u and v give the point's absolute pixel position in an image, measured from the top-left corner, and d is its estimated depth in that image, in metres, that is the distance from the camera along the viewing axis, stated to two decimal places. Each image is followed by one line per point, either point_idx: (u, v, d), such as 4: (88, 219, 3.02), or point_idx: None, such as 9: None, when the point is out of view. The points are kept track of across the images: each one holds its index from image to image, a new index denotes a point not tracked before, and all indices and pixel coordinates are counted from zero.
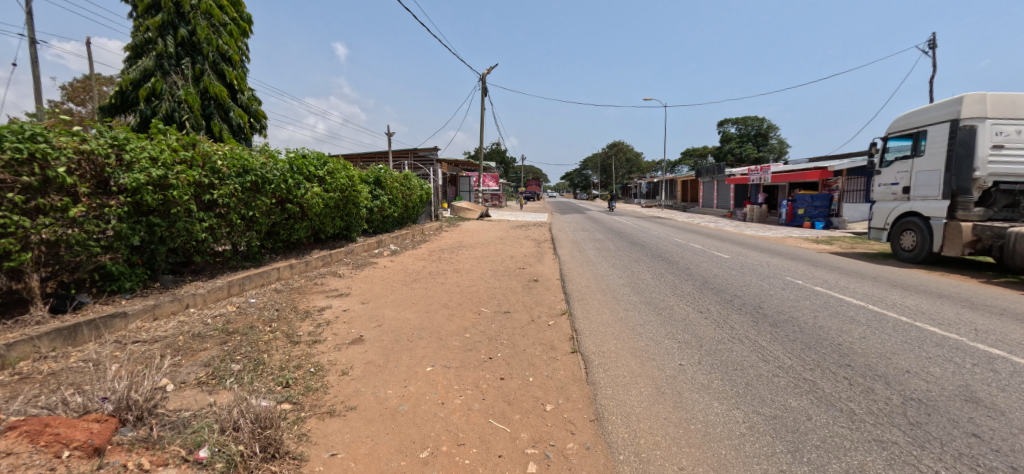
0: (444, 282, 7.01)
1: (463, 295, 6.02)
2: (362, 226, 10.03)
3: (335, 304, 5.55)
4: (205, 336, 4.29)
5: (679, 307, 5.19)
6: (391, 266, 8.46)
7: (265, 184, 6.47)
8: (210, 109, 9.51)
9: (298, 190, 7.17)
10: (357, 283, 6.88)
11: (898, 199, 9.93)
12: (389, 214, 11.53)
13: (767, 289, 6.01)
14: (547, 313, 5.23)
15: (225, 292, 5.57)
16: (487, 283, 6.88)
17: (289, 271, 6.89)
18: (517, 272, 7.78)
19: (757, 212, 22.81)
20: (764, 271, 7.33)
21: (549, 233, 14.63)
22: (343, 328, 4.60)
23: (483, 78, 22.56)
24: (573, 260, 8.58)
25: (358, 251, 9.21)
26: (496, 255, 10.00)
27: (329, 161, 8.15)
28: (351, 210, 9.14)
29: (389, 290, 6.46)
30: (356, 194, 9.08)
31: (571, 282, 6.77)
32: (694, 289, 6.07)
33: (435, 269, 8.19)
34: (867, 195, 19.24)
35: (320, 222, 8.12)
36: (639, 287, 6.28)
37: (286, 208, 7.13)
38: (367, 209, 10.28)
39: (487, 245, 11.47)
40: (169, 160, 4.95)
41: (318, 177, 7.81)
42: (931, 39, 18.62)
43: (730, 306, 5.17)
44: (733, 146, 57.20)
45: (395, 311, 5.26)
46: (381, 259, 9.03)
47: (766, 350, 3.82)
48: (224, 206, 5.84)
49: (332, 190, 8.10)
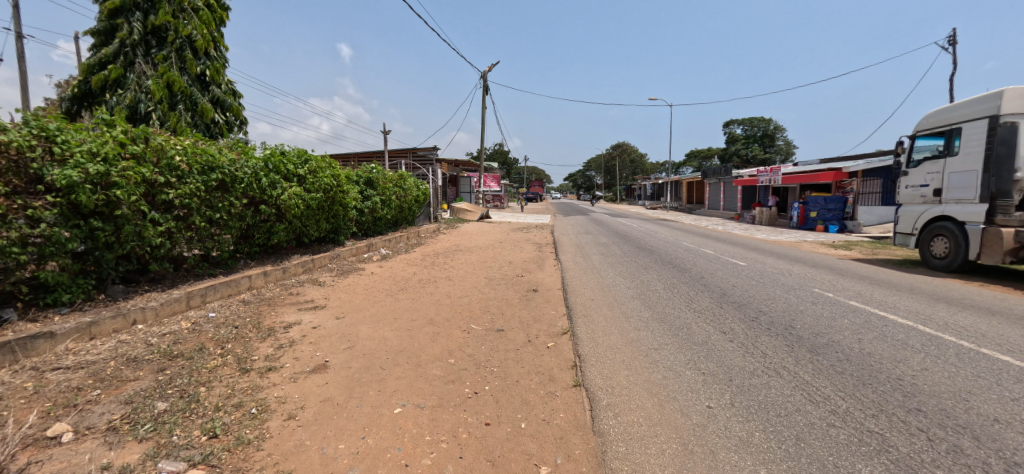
0: (434, 292, 6.34)
1: (452, 309, 5.35)
2: (350, 228, 9.38)
3: (305, 319, 4.89)
4: (143, 360, 3.66)
5: (698, 326, 4.50)
6: (379, 272, 7.81)
7: (234, 184, 5.84)
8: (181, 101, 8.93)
9: (273, 190, 6.53)
10: (338, 293, 6.22)
11: (928, 202, 9.20)
12: (381, 216, 10.88)
13: (795, 304, 5.32)
14: (546, 332, 4.55)
15: (183, 305, 4.93)
16: (480, 294, 6.21)
17: (263, 279, 6.24)
18: (515, 280, 7.10)
19: (767, 214, 22.08)
20: (787, 282, 6.63)
21: (551, 236, 13.95)
22: (307, 351, 3.94)
23: (483, 76, 21.95)
24: (577, 267, 7.90)
25: (345, 256, 8.58)
26: (494, 260, 9.32)
27: (312, 157, 7.49)
28: (337, 212, 8.50)
29: (372, 301, 5.80)
30: (342, 194, 8.43)
31: (574, 293, 6.09)
32: (712, 303, 5.38)
33: (426, 276, 7.53)
34: (882, 198, 18.18)
35: (301, 224, 7.48)
36: (650, 300, 5.59)
37: (261, 210, 6.50)
38: (357, 210, 9.64)
39: (484, 250, 10.80)
40: (113, 155, 4.32)
41: (298, 176, 7.18)
42: (951, 35, 17.84)
43: (756, 327, 4.48)
44: (739, 147, 56.41)
45: (372, 328, 4.59)
46: (369, 265, 8.37)
47: (812, 387, 3.13)
48: (184, 208, 5.21)
49: (314, 190, 7.45)
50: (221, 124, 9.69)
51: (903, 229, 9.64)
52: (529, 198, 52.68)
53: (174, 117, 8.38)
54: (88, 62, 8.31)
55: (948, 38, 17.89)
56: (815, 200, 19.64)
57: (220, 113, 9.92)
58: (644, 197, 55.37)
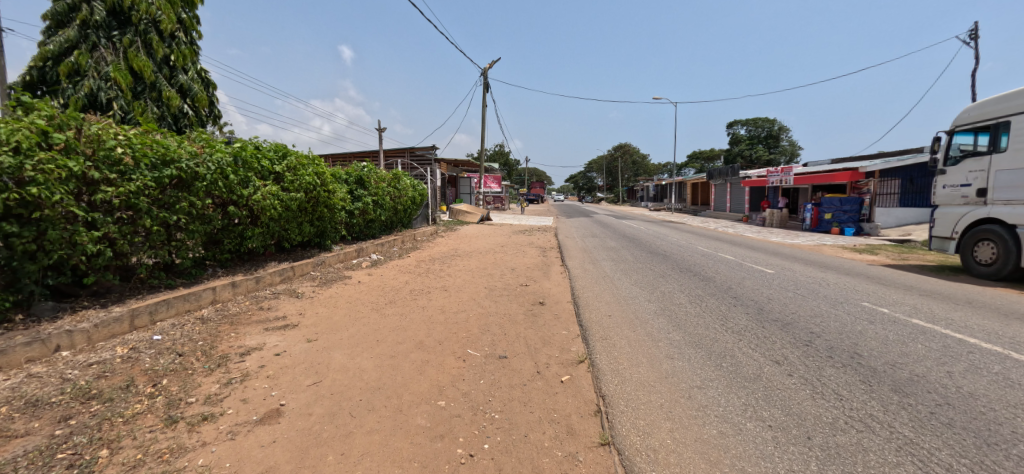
0: (426, 306, 5.52)
1: (446, 329, 4.55)
2: (338, 231, 8.59)
3: (269, 343, 4.08)
4: (47, 404, 2.86)
5: (744, 354, 3.68)
6: (367, 281, 7.00)
7: (195, 181, 5.05)
8: (145, 90, 8.30)
9: (244, 188, 5.73)
10: (315, 306, 5.39)
11: (970, 204, 8.39)
12: (373, 218, 10.06)
13: (849, 324, 4.51)
14: (558, 361, 3.74)
15: (125, 326, 4.15)
16: (480, 308, 5.42)
17: (230, 291, 5.44)
18: (519, 291, 6.31)
19: (778, 216, 21.24)
20: (828, 294, 5.80)
21: (556, 239, 13.17)
22: (260, 389, 3.13)
23: (483, 73, 21.23)
24: (587, 276, 7.07)
25: (331, 262, 7.77)
26: (494, 266, 8.50)
27: (291, 152, 6.69)
28: (322, 214, 7.70)
29: (354, 318, 4.98)
30: (327, 194, 7.61)
31: (586, 308, 5.27)
32: (752, 322, 4.57)
33: (419, 285, 6.71)
34: (901, 199, 17.38)
35: (279, 227, 6.68)
36: (678, 317, 4.77)
37: (229, 212, 5.70)
38: (346, 212, 8.86)
39: (485, 254, 9.98)
40: (30, 144, 3.53)
41: (274, 174, 6.38)
42: (974, 29, 17.05)
43: (815, 355, 3.66)
44: (743, 148, 55.68)
45: (346, 356, 3.77)
46: (357, 273, 7.56)
47: (923, 451, 2.33)
48: (130, 209, 4.42)
49: (293, 189, 6.64)
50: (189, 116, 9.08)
51: (942, 233, 8.82)
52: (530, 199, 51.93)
53: (136, 107, 7.81)
54: (44, 43, 7.68)
55: (970, 32, 17.08)
56: (830, 201, 18.79)
57: (189, 104, 9.26)
58: (647, 198, 54.58)
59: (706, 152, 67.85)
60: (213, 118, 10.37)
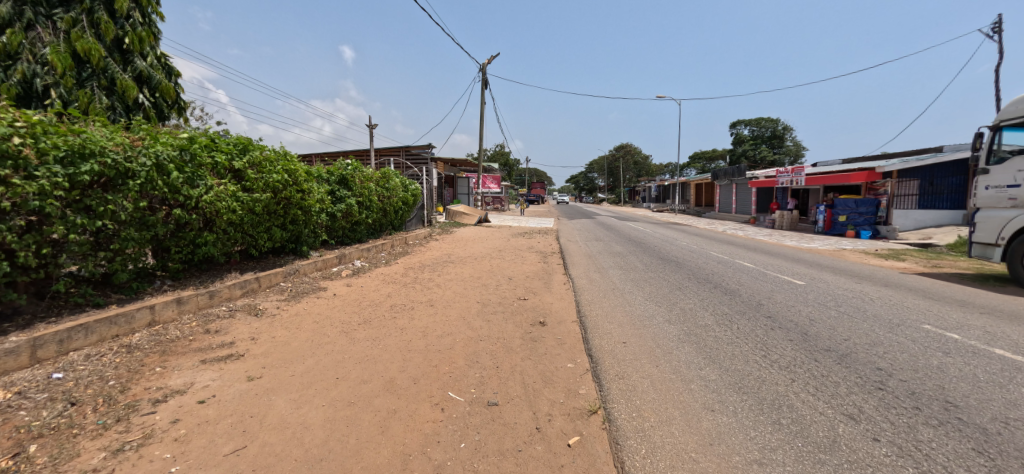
0: (406, 326, 4.67)
1: (425, 362, 3.71)
2: (315, 236, 7.75)
3: (199, 383, 3.23)
4: None
5: (806, 404, 2.83)
6: (343, 293, 6.15)
7: (127, 179, 4.22)
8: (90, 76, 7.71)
9: (194, 188, 4.89)
10: (274, 327, 4.56)
11: (1018, 206, 7.55)
12: (358, 221, 9.22)
13: (921, 356, 3.67)
14: (562, 410, 2.89)
15: (22, 360, 3.32)
16: (469, 330, 4.58)
17: (174, 310, 4.62)
18: (516, 308, 5.46)
19: (788, 218, 20.37)
20: (877, 313, 4.95)
21: (558, 243, 12.34)
22: (158, 463, 2.29)
23: (483, 69, 20.43)
24: (593, 288, 6.22)
25: (305, 271, 6.94)
26: (490, 275, 7.65)
27: (253, 144, 5.84)
28: (296, 217, 6.87)
29: (316, 344, 4.13)
30: (300, 194, 6.75)
31: (595, 331, 4.42)
32: (800, 353, 3.73)
33: (402, 299, 5.87)
34: (919, 200, 16.67)
35: (242, 233, 5.85)
36: (707, 345, 3.93)
37: (177, 215, 4.88)
38: (326, 215, 8.03)
39: (480, 261, 9.13)
40: None
41: (234, 171, 5.54)
42: (998, 21, 16.22)
43: (896, 407, 2.82)
44: (747, 149, 54.72)
45: (290, 404, 2.93)
46: (334, 283, 6.72)
47: None
48: (35, 213, 3.59)
49: (256, 187, 5.79)
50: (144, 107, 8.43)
51: (985, 238, 7.97)
52: (529, 201, 51.16)
53: (78, 95, 7.23)
54: None
55: (994, 25, 16.25)
56: (844, 203, 17.75)
57: (146, 93, 8.61)
58: (649, 199, 53.74)
59: (708, 152, 66.98)
60: (177, 108, 9.73)
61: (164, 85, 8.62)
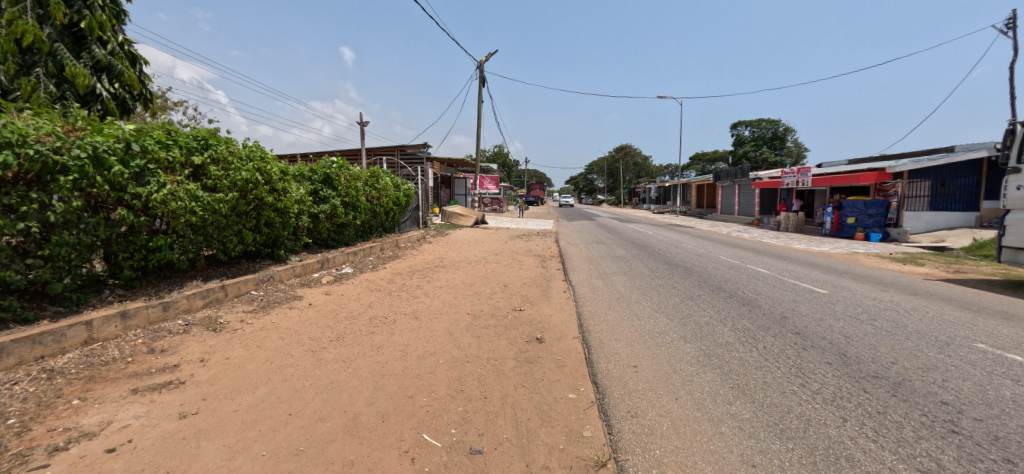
0: (382, 344, 4.07)
1: (398, 392, 3.11)
2: (294, 239, 7.16)
3: (117, 422, 2.65)
4: None
5: (869, 456, 2.26)
6: (319, 303, 5.54)
7: (57, 174, 3.65)
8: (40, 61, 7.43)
9: (144, 185, 4.32)
10: (231, 345, 3.97)
11: None
12: (344, 223, 8.62)
13: (988, 385, 3.09)
14: (563, 462, 2.30)
15: None
16: (456, 349, 3.98)
17: (118, 325, 4.04)
18: (511, 321, 4.86)
19: (794, 220, 19.80)
20: (918, 329, 4.38)
21: (557, 246, 11.75)
22: None
23: (478, 66, 19.90)
24: (596, 298, 5.62)
25: (282, 278, 6.34)
26: (484, 282, 7.06)
27: (218, 139, 5.24)
28: (270, 219, 6.29)
29: (274, 367, 3.53)
30: (275, 194, 6.15)
31: (601, 350, 3.83)
32: (843, 382, 3.16)
33: (383, 311, 5.25)
34: (931, 202, 16.21)
35: (205, 236, 5.27)
36: (733, 370, 3.35)
37: (125, 217, 4.30)
38: (307, 216, 7.45)
39: (474, 266, 8.52)
40: None
41: (195, 168, 4.97)
42: (1013, 17, 15.67)
43: (983, 459, 2.25)
44: (748, 150, 54.19)
45: (221, 453, 2.34)
46: (312, 291, 6.11)
47: None
48: None
49: (221, 186, 5.20)
50: (104, 96, 8.22)
51: (1017, 242, 7.40)
52: (529, 202, 50.60)
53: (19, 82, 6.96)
54: None
55: (1009, 21, 15.69)
56: (852, 204, 17.24)
57: (107, 82, 8.40)
58: (649, 201, 53.20)
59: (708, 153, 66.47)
60: (144, 100, 9.43)
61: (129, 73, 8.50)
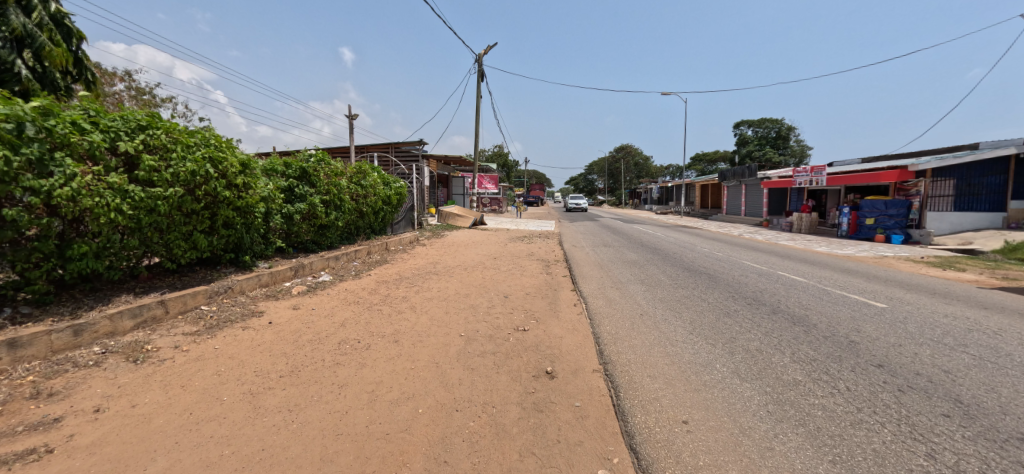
0: (346, 383, 3.13)
1: (353, 468, 2.18)
2: (261, 243, 6.21)
3: None
4: None
5: None
6: (282, 321, 4.61)
7: None
8: None
9: (44, 177, 3.40)
10: (146, 387, 3.03)
11: None
12: (326, 224, 7.68)
13: None
14: None
15: None
16: (442, 390, 3.05)
17: (3, 358, 3.12)
18: (513, 346, 3.92)
19: (808, 220, 18.89)
20: None
21: (562, 249, 10.80)
22: None
23: (477, 60, 19.00)
24: (615, 315, 4.68)
25: (243, 289, 5.39)
26: (481, 292, 6.14)
27: (154, 121, 4.27)
28: (230, 220, 5.35)
29: (191, 423, 2.60)
30: (235, 189, 5.20)
31: (634, 394, 2.88)
32: (985, 450, 2.23)
33: (356, 332, 4.30)
34: (955, 201, 15.29)
35: (141, 239, 4.35)
36: (824, 429, 2.42)
37: (20, 218, 3.37)
38: (279, 216, 6.51)
39: (471, 272, 7.57)
40: None
41: (123, 156, 4.04)
42: None
43: None
44: (751, 149, 53.47)
45: None
46: (277, 305, 5.18)
47: None
48: None
49: (159, 179, 4.26)
50: (23, 75, 8.15)
51: None
52: (529, 202, 49.74)
53: None
54: None
55: None
56: (871, 204, 16.29)
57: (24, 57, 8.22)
58: (650, 201, 52.36)
59: (709, 153, 65.65)
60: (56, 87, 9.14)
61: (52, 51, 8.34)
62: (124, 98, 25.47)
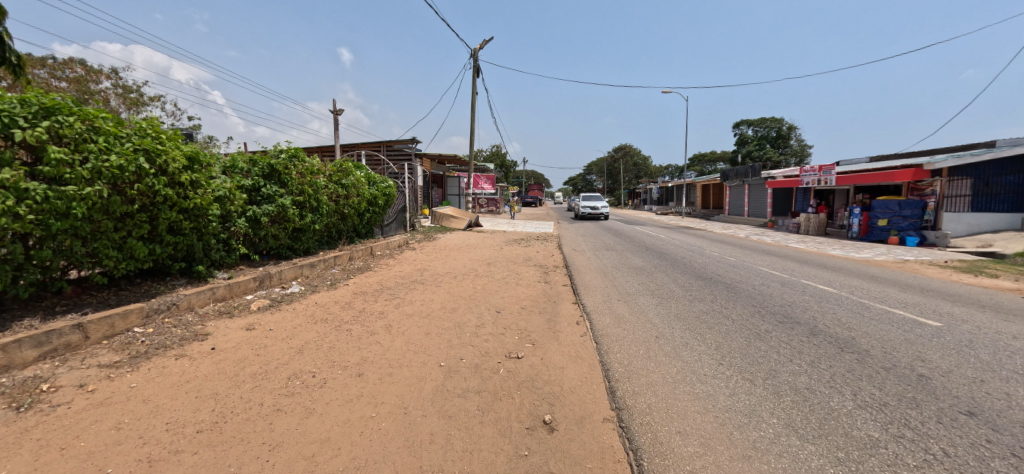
0: (279, 442, 2.39)
1: None
2: (220, 250, 5.45)
3: None
4: None
5: None
6: (229, 346, 3.86)
7: None
8: None
9: None
10: (11, 452, 2.29)
11: None
12: (301, 228, 6.91)
13: None
14: None
15: None
16: (405, 454, 2.30)
17: None
18: (503, 382, 3.18)
19: (816, 221, 18.21)
20: None
21: (562, 253, 10.05)
22: None
23: (472, 55, 18.28)
24: (625, 338, 3.93)
25: (192, 305, 4.63)
26: (470, 305, 5.40)
27: (65, 105, 3.52)
28: (178, 225, 4.59)
29: None
30: (180, 189, 4.44)
31: (661, 464, 2.14)
32: None
33: (313, 360, 3.55)
34: (972, 202, 14.62)
35: (53, 250, 3.60)
36: None
37: None
38: (242, 219, 5.75)
39: (460, 281, 6.83)
40: None
41: (20, 148, 3.29)
42: None
43: None
44: (751, 149, 52.94)
45: None
46: (230, 324, 4.43)
47: None
48: None
49: (74, 176, 3.51)
50: None
51: None
52: (528, 202, 49.13)
53: None
54: None
55: None
56: (883, 204, 15.55)
57: None
58: (650, 202, 51.72)
59: (709, 153, 65.21)
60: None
61: (24, 58, 8.04)
62: (110, 96, 24.59)
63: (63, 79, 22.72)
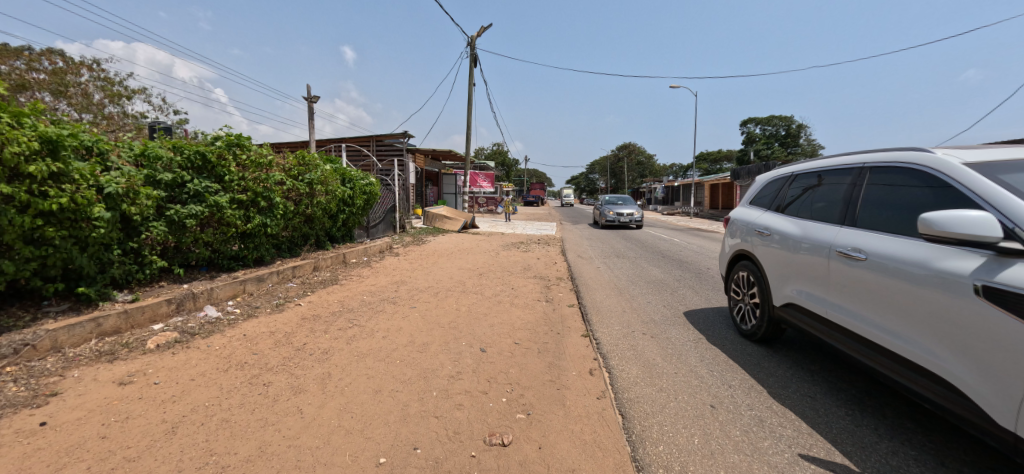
0: None
1: None
2: (123, 263, 4.18)
3: None
4: None
5: None
6: (71, 418, 2.58)
7: None
8: None
9: None
10: None
11: None
12: (247, 233, 5.64)
13: None
14: None
15: None
16: None
17: None
18: None
19: None
20: None
21: (567, 261, 8.75)
22: None
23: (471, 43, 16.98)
24: (667, 409, 2.61)
25: (59, 342, 3.36)
26: (447, 338, 4.11)
27: None
28: (36, 235, 3.31)
29: None
30: (28, 183, 3.14)
31: None
32: None
33: (181, 452, 2.26)
34: None
35: None
36: None
37: None
38: (157, 222, 4.46)
39: (442, 300, 5.55)
40: None
41: None
42: None
43: None
44: (759, 148, 51.50)
45: None
46: (103, 373, 3.15)
47: None
48: None
49: None
50: None
51: None
52: (529, 201, 47.93)
53: None
54: None
55: None
56: None
57: None
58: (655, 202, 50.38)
59: (716, 152, 63.53)
60: None
61: None
62: (92, 88, 23.41)
63: (42, 71, 21.53)
